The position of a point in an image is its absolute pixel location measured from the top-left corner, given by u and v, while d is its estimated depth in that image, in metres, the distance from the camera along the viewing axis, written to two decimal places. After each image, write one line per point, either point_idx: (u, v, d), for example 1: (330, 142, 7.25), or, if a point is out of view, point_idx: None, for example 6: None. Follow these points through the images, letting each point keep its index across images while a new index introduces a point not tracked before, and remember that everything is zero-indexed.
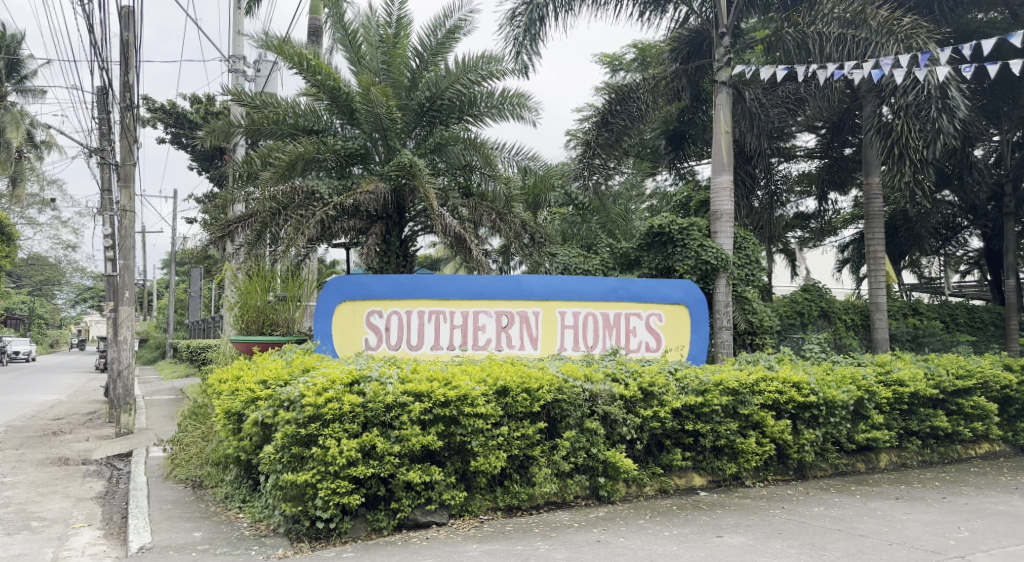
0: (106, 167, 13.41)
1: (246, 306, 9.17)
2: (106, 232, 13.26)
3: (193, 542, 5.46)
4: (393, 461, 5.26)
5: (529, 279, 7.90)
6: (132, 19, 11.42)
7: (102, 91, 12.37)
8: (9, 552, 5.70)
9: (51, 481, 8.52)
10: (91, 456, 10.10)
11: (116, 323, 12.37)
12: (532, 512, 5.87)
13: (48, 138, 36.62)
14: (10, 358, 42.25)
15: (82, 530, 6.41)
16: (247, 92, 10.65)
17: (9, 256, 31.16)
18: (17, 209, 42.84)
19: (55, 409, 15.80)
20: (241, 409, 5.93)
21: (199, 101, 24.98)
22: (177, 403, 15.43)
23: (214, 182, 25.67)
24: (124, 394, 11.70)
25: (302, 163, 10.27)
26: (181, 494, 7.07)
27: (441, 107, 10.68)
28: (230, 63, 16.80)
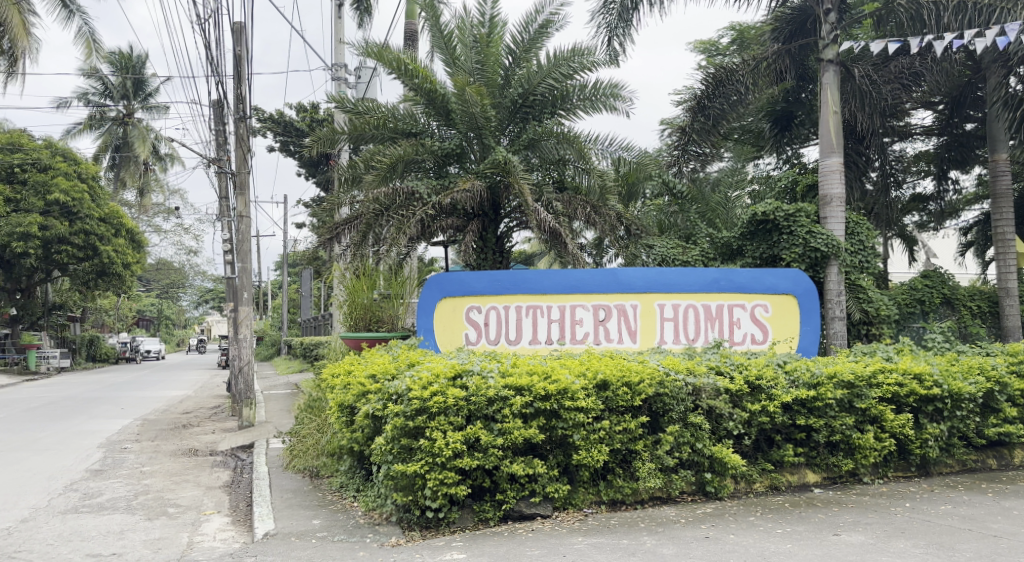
0: (223, 177, 14.28)
1: (355, 304, 10.28)
2: (224, 236, 14.14)
3: (312, 529, 5.79)
4: (497, 454, 5.38)
5: (627, 272, 7.78)
6: (242, 34, 12.06)
7: (218, 104, 13.13)
8: (151, 536, 6.21)
9: (184, 470, 9.22)
10: (218, 447, 10.84)
11: (236, 322, 13.10)
12: (637, 506, 5.85)
13: (171, 151, 39.29)
14: (142, 355, 45.68)
15: (212, 517, 6.88)
16: (350, 99, 11.07)
17: (139, 261, 33.62)
18: (146, 218, 46.22)
19: (184, 403, 16.96)
20: (354, 402, 6.23)
21: (304, 109, 26.18)
22: (293, 397, 16.30)
23: (320, 186, 26.83)
24: (243, 389, 12.46)
25: (401, 165, 10.59)
26: (300, 483, 7.46)
27: (534, 103, 10.70)
28: (333, 71, 17.48)
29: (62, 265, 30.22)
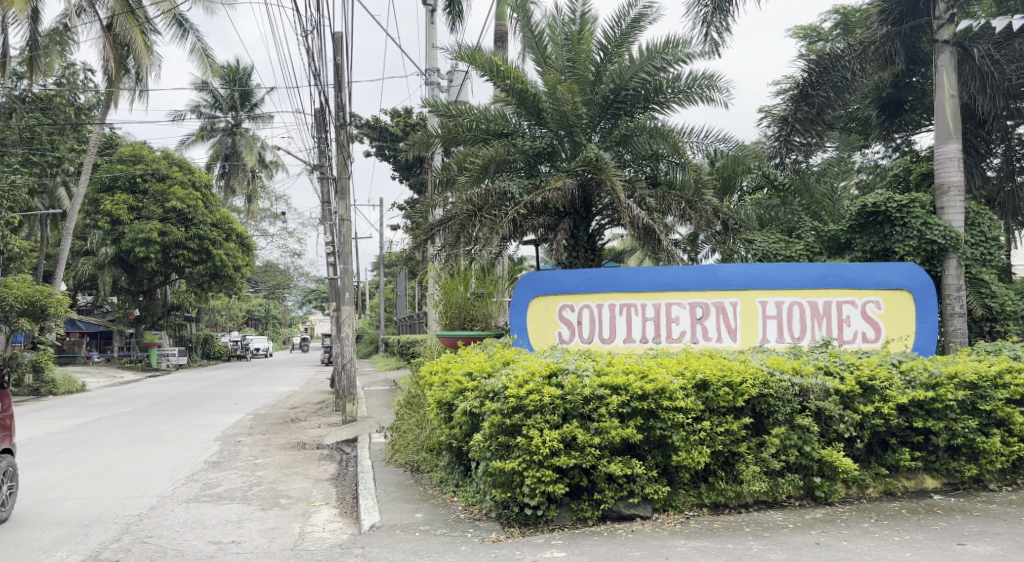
0: (324, 182, 14.84)
1: (450, 303, 10.41)
2: (327, 239, 14.70)
3: (415, 522, 5.96)
4: (594, 453, 5.36)
5: (725, 268, 7.55)
6: (341, 43, 12.48)
7: (320, 111, 13.66)
8: (266, 525, 6.54)
9: (293, 462, 9.66)
10: (324, 440, 11.30)
11: (338, 321, 13.60)
12: (740, 510, 5.70)
13: (276, 159, 41.21)
14: (252, 353, 48.20)
15: (321, 508, 7.18)
16: (443, 102, 11.24)
17: (248, 264, 35.44)
18: (253, 223, 48.72)
19: (291, 398, 17.79)
20: (451, 399, 6.35)
21: (398, 114, 26.87)
22: (392, 393, 16.80)
23: (414, 189, 27.49)
24: (346, 386, 12.94)
25: (494, 165, 10.66)
26: (402, 477, 7.68)
27: (625, 99, 10.59)
28: (426, 76, 17.83)
29: (180, 269, 32.25)
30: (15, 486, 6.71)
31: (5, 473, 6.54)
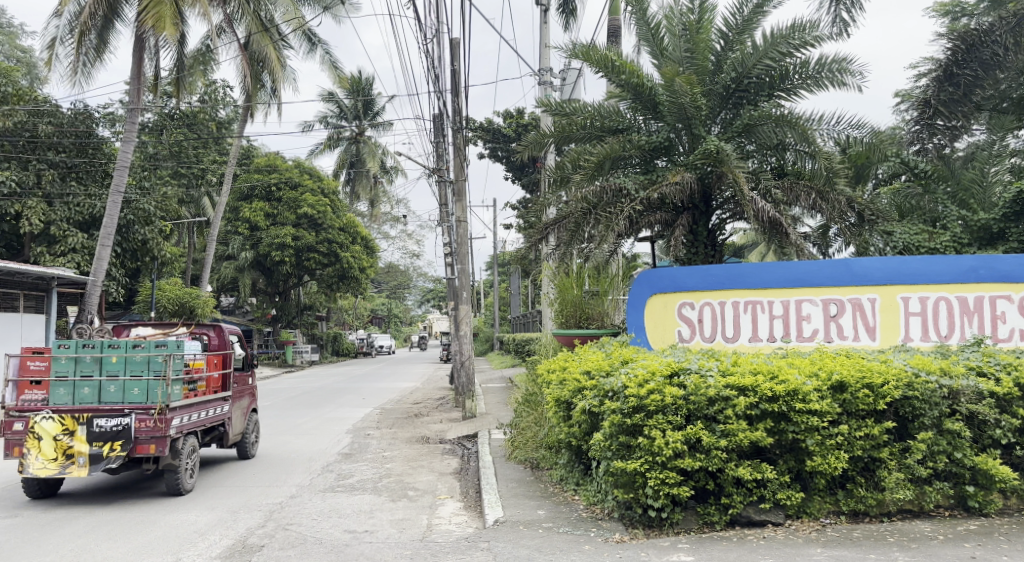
0: (442, 185, 15.22)
1: (566, 301, 10.80)
2: (445, 240, 15.08)
3: (539, 519, 6.00)
4: (721, 455, 5.19)
5: (861, 262, 7.11)
6: (457, 49, 12.74)
7: (438, 116, 14.04)
8: (395, 516, 6.79)
9: (418, 456, 9.99)
10: (447, 435, 11.61)
11: (456, 320, 13.91)
12: (882, 519, 5.35)
13: (395, 163, 42.71)
14: (376, 350, 50.31)
15: (446, 501, 7.37)
16: (556, 101, 11.18)
17: (371, 265, 36.95)
18: (375, 226, 50.74)
19: (414, 394, 18.42)
20: (570, 398, 6.33)
21: (510, 115, 27.17)
22: (510, 390, 17.04)
23: (527, 188, 27.71)
24: (466, 383, 13.25)
25: (609, 162, 10.48)
26: (523, 474, 7.76)
27: (748, 87, 10.20)
28: (540, 76, 17.91)
29: (309, 271, 34.11)
30: (257, 434, 10.16)
31: (252, 424, 9.97)
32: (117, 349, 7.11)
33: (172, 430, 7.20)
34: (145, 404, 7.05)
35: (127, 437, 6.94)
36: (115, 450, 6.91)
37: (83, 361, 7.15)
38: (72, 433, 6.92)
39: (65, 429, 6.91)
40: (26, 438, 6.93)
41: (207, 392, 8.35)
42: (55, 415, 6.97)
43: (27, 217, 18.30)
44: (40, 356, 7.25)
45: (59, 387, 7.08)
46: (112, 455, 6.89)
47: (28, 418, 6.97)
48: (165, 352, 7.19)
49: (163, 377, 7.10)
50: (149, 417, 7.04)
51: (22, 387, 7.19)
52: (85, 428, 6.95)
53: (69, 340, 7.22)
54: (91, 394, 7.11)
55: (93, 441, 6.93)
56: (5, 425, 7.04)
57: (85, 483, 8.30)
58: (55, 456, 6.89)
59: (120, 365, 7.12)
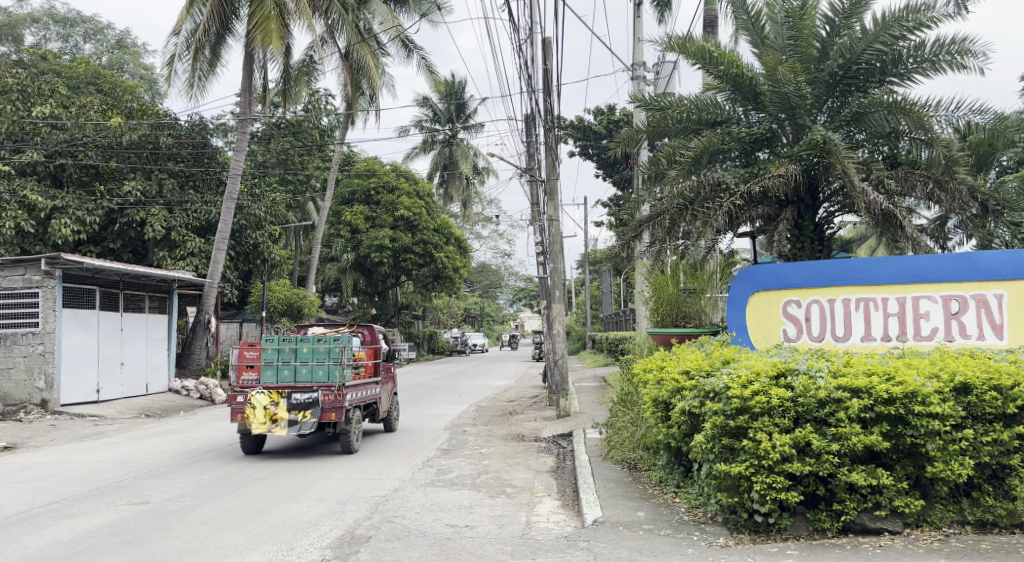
0: (534, 184, 15.27)
1: (661, 299, 10.77)
2: (537, 239, 15.12)
3: (639, 520, 5.93)
4: (832, 460, 4.97)
5: (986, 256, 6.59)
6: (549, 48, 12.74)
7: (529, 116, 14.11)
8: (495, 512, 6.88)
9: (514, 453, 10.07)
10: (542, 433, 11.65)
11: (549, 318, 13.92)
12: (1014, 531, 4.98)
13: (487, 164, 43.19)
14: (470, 348, 51.07)
15: (544, 499, 7.40)
16: (650, 95, 10.98)
17: (464, 265, 37.51)
18: (468, 226, 51.49)
19: (508, 392, 18.59)
20: (669, 398, 6.22)
21: (601, 112, 26.97)
22: (603, 389, 16.91)
23: (619, 185, 27.43)
24: (559, 381, 13.23)
25: (707, 156, 10.20)
26: (620, 474, 7.68)
27: (857, 73, 9.70)
28: (632, 71, 17.70)
29: (405, 272, 34.99)
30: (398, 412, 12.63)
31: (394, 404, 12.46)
32: (305, 342, 9.65)
33: (346, 402, 9.76)
34: (328, 382, 9.65)
35: (316, 407, 9.56)
36: (307, 416, 9.54)
37: (280, 350, 9.74)
38: (277, 404, 9.54)
39: (271, 401, 9.53)
40: (246, 406, 9.62)
41: (366, 375, 10.84)
42: (265, 390, 9.64)
43: (150, 223, 19.57)
44: (251, 347, 9.93)
45: (266, 369, 9.72)
46: (305, 420, 9.52)
47: (246, 392, 9.63)
48: (341, 344, 9.74)
49: (340, 363, 9.68)
50: (331, 392, 9.64)
51: (240, 369, 9.91)
52: (286, 399, 9.57)
53: (272, 335, 9.83)
54: (289, 374, 9.73)
55: (291, 410, 9.52)
56: (230, 396, 9.81)
57: (280, 445, 11.06)
58: (265, 420, 9.53)
59: (309, 354, 9.70)
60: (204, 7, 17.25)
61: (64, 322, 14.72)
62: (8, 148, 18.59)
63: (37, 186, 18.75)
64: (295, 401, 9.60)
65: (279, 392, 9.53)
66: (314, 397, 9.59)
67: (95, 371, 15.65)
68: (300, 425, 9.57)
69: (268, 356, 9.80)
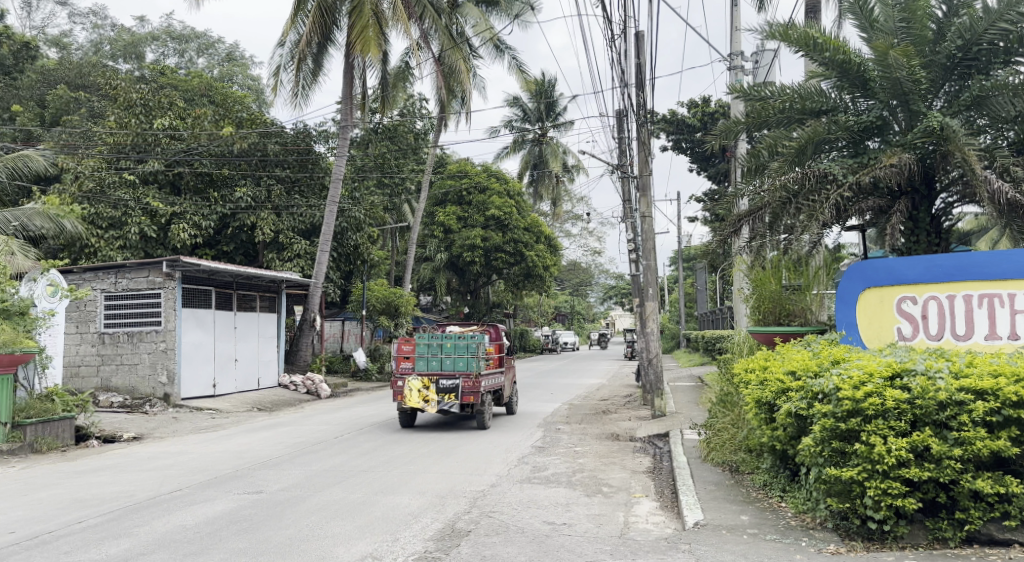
0: (626, 181, 15.11)
1: (762, 296, 10.20)
2: (629, 236, 14.94)
3: (742, 524, 5.77)
4: (955, 467, 4.66)
5: None
6: (642, 43, 12.56)
7: (621, 113, 13.98)
8: (592, 511, 6.85)
9: (609, 453, 10.00)
10: (637, 433, 11.51)
11: (642, 316, 13.70)
12: None
13: (577, 161, 43.04)
14: (561, 347, 51.06)
15: (642, 500, 7.31)
16: (750, 86, 10.63)
17: (555, 263, 37.51)
18: (558, 224, 51.46)
19: (601, 391, 18.47)
20: (773, 399, 6.02)
21: (695, 105, 26.37)
22: (699, 389, 16.55)
23: (714, 179, 26.77)
24: (654, 380, 13.01)
25: (812, 146, 9.72)
26: (721, 477, 7.49)
27: (978, 54, 9.06)
28: (729, 61, 17.19)
29: (497, 270, 35.36)
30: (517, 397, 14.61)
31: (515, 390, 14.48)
32: (449, 338, 11.86)
33: (481, 387, 11.92)
34: (467, 371, 11.84)
35: (458, 391, 11.78)
36: (452, 399, 11.80)
37: (429, 345, 11.98)
38: (428, 388, 11.83)
39: (423, 385, 11.81)
40: (403, 388, 11.94)
41: (494, 366, 12.89)
42: (418, 377, 11.92)
43: (260, 227, 20.70)
44: (406, 341, 12.20)
45: (418, 359, 11.99)
46: (451, 401, 11.79)
47: (403, 378, 11.94)
48: (476, 340, 11.89)
49: (476, 356, 11.86)
50: (471, 379, 11.84)
51: (396, 359, 12.17)
52: (434, 384, 11.81)
53: (421, 332, 12.01)
54: (436, 364, 11.97)
55: (438, 393, 11.78)
56: (391, 380, 12.11)
57: (425, 422, 13.19)
58: (419, 401, 11.83)
59: (452, 348, 11.89)
60: (306, 19, 18.01)
61: (184, 321, 15.70)
62: (133, 158, 19.99)
63: (158, 194, 20.10)
64: (441, 385, 11.86)
65: (429, 378, 11.79)
66: (457, 383, 11.82)
67: (211, 366, 16.65)
68: (444, 405, 11.83)
69: (419, 348, 12.06)
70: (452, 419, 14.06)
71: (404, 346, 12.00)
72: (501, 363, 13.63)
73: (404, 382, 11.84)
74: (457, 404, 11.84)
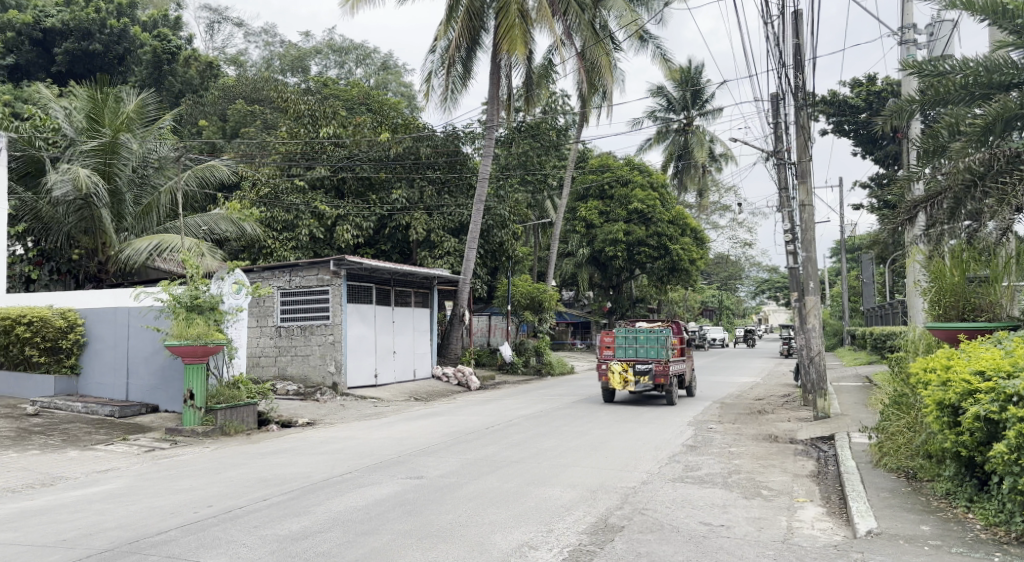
0: (781, 168, 14.41)
1: (941, 290, 9.03)
2: (786, 226, 14.22)
3: (923, 535, 5.38)
4: None
5: None
6: (800, 22, 11.89)
7: (777, 96, 13.34)
8: (752, 514, 6.62)
9: (768, 454, 9.61)
10: (798, 434, 10.97)
11: (801, 312, 13.06)
12: None
13: (726, 150, 41.50)
14: (710, 343, 49.40)
15: (806, 505, 6.97)
16: (925, 61, 9.76)
17: (703, 257, 36.27)
18: (706, 216, 49.82)
19: (756, 390, 17.73)
20: (958, 402, 5.54)
21: (859, 84, 24.67)
22: (866, 389, 15.48)
23: (881, 163, 24.93)
24: (816, 380, 12.32)
25: (1002, 121, 8.78)
26: (896, 484, 6.99)
27: None
28: (900, 35, 15.88)
29: (643, 265, 34.88)
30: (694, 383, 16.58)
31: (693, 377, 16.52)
32: (642, 331, 14.47)
33: (670, 372, 14.34)
34: (659, 357, 14.35)
35: (651, 373, 14.29)
36: (646, 380, 14.31)
37: (626, 337, 14.66)
38: (627, 371, 14.44)
39: (622, 368, 14.50)
40: (607, 370, 14.70)
41: (678, 356, 15.10)
42: (618, 362, 14.63)
43: (414, 226, 21.65)
44: (608, 334, 14.96)
45: (618, 348, 14.70)
46: (645, 381, 14.30)
47: (606, 362, 14.69)
48: (665, 332, 14.38)
49: (665, 345, 14.34)
50: (661, 364, 14.35)
51: (600, 349, 14.96)
52: (631, 368, 14.47)
53: (620, 326, 14.76)
54: (632, 351, 14.61)
55: (635, 375, 14.39)
56: (596, 365, 14.90)
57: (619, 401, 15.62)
58: (619, 381, 14.46)
59: (645, 339, 14.50)
60: (456, 23, 18.65)
61: (349, 316, 16.81)
62: (303, 165, 21.66)
63: (325, 198, 21.59)
64: (637, 369, 14.47)
65: (627, 363, 14.45)
66: (650, 367, 14.37)
67: (372, 358, 17.69)
68: (641, 386, 14.37)
69: (618, 340, 14.80)
70: (601, 413, 14.08)
71: (606, 337, 14.78)
72: (684, 353, 15.77)
73: (607, 366, 14.58)
74: (651, 385, 14.32)
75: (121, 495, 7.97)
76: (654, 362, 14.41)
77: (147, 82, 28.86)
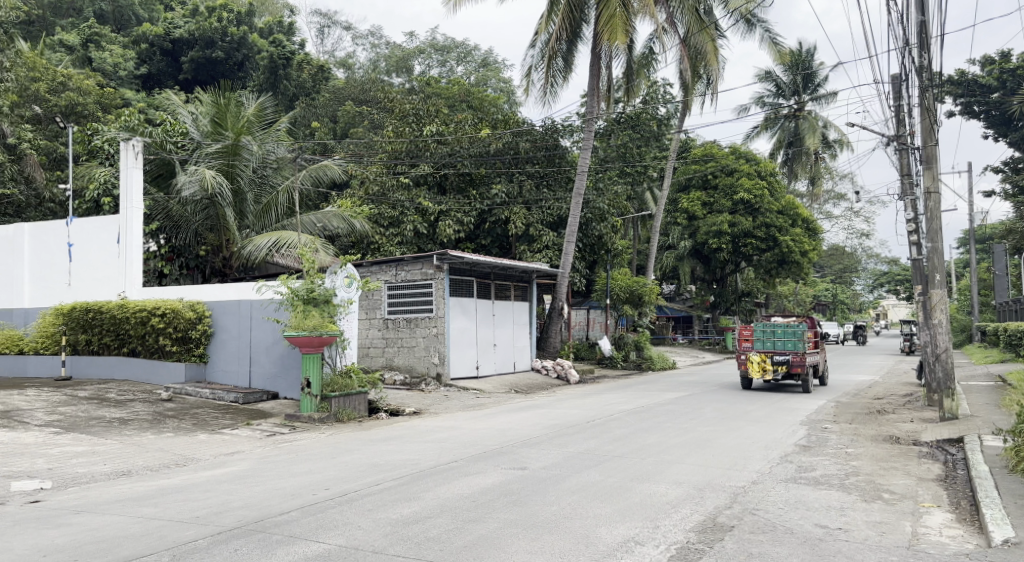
0: (903, 153, 13.59)
1: None
2: (909, 216, 13.40)
3: None
4: None
5: None
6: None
7: (898, 78, 12.60)
8: (872, 517, 6.32)
9: (890, 456, 9.13)
10: (922, 436, 10.36)
11: (926, 306, 12.23)
12: None
13: (841, 135, 39.48)
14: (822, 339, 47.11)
15: (933, 510, 6.58)
16: None
17: (816, 249, 34.42)
18: (818, 206, 47.55)
19: (874, 388, 16.83)
20: None
21: (991, 62, 22.93)
22: (1000, 390, 14.39)
23: (1016, 146, 23.06)
24: (943, 378, 11.53)
25: None
26: None
27: None
28: None
29: (749, 256, 33.79)
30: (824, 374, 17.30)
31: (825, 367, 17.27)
32: (780, 325, 15.41)
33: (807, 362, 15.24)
34: (796, 349, 15.28)
35: (788, 363, 15.28)
36: (783, 369, 15.31)
37: (764, 330, 15.69)
38: (765, 361, 15.48)
39: (761, 358, 15.55)
40: (746, 361, 15.81)
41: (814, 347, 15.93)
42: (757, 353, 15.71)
43: (513, 221, 21.85)
44: (746, 327, 16.01)
45: (757, 340, 15.75)
46: (783, 371, 15.32)
47: (746, 353, 15.79)
48: (801, 326, 15.23)
49: (802, 338, 15.21)
50: (799, 355, 15.29)
51: (740, 341, 16.05)
52: (769, 358, 15.49)
53: (758, 320, 15.79)
54: (770, 343, 15.61)
55: (773, 365, 15.43)
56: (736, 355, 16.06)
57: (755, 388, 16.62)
58: (758, 371, 15.55)
59: (782, 332, 15.45)
60: (557, 17, 18.72)
61: (451, 309, 17.22)
62: (408, 163, 22.36)
63: (428, 195, 22.20)
64: (775, 359, 15.51)
65: (765, 354, 15.50)
66: (787, 358, 15.33)
67: (474, 351, 18.03)
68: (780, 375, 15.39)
69: (756, 332, 15.82)
70: (708, 408, 13.80)
71: (745, 331, 15.86)
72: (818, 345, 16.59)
73: (746, 357, 15.68)
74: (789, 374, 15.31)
75: (246, 476, 8.51)
76: (791, 353, 15.35)
77: (264, 86, 30.52)
